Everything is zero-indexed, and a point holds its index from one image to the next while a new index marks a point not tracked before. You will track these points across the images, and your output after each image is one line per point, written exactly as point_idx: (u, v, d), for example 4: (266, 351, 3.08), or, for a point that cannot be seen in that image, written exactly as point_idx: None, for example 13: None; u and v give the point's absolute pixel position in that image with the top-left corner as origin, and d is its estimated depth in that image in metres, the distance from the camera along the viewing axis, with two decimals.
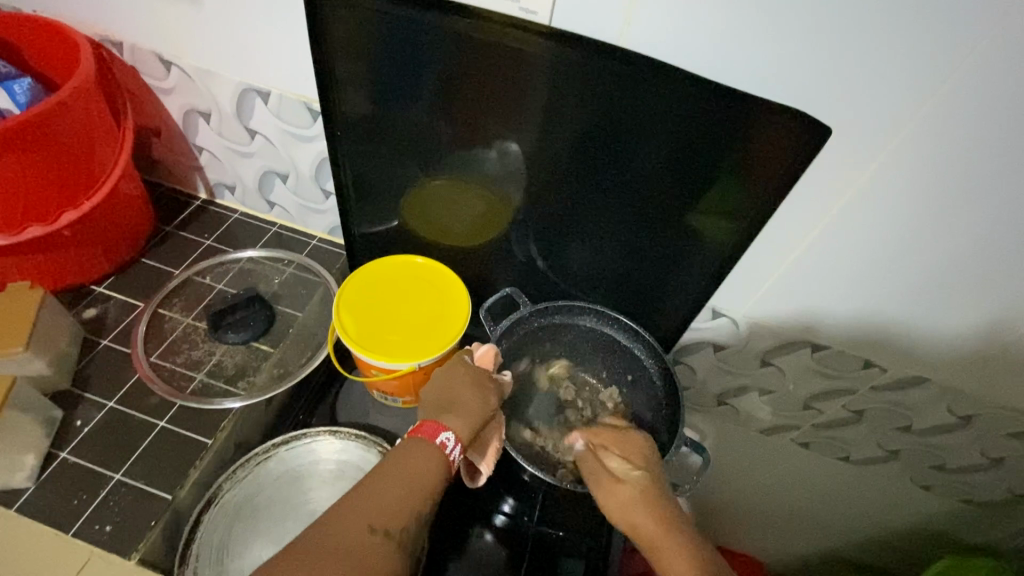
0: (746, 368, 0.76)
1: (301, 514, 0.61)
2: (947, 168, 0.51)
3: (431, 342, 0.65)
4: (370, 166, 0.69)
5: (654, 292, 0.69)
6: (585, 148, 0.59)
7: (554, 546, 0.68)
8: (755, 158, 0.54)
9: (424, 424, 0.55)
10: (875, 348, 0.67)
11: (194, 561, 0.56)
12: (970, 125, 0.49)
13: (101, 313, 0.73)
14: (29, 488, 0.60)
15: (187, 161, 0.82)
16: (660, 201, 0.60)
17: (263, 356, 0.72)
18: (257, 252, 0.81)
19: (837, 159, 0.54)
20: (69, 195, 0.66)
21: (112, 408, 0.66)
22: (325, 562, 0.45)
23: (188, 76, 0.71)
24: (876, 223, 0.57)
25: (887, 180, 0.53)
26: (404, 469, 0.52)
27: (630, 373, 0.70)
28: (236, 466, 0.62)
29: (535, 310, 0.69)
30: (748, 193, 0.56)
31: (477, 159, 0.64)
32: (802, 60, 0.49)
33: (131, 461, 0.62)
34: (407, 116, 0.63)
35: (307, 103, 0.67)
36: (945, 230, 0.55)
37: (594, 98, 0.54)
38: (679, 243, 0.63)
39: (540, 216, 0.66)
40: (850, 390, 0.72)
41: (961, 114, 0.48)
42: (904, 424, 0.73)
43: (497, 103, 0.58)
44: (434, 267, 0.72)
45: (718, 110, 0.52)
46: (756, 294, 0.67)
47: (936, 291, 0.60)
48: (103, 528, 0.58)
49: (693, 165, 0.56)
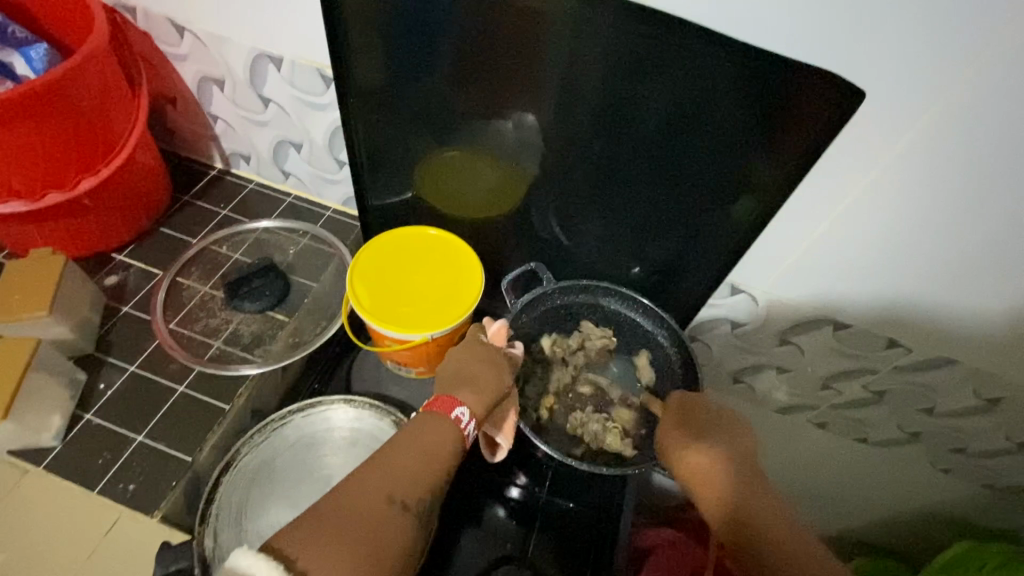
0: (764, 346, 0.74)
1: (317, 479, 0.62)
2: (983, 142, 0.49)
3: (444, 313, 0.65)
4: (384, 133, 0.67)
5: (671, 266, 0.68)
6: (606, 117, 0.57)
7: (564, 518, 0.69)
8: (783, 128, 0.51)
9: (438, 399, 0.54)
10: (902, 328, 0.64)
11: (213, 520, 0.58)
12: (1006, 93, 0.46)
13: (122, 281, 0.74)
14: (56, 447, 0.62)
15: (202, 130, 0.82)
16: (683, 170, 0.58)
17: (279, 325, 0.73)
18: (272, 222, 0.81)
19: (867, 128, 0.52)
20: (88, 161, 0.66)
21: (133, 372, 0.67)
22: (343, 526, 0.44)
23: (201, 42, 0.70)
24: (912, 197, 0.54)
25: (926, 149, 0.51)
26: (422, 443, 0.51)
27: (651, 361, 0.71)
28: (253, 431, 0.63)
29: (558, 287, 0.70)
30: (775, 166, 0.54)
31: (494, 133, 0.63)
32: (828, 21, 0.47)
33: (152, 424, 0.64)
34: (421, 85, 0.61)
35: (319, 68, 0.66)
36: (979, 207, 0.53)
37: (614, 63, 0.53)
38: (701, 215, 0.61)
39: (557, 187, 0.65)
40: (871, 370, 0.70)
41: (996, 85, 0.46)
42: (926, 406, 0.71)
43: (513, 68, 0.56)
44: (446, 238, 0.71)
45: (745, 77, 0.49)
46: (778, 270, 0.66)
47: (964, 272, 0.58)
48: (127, 486, 0.60)
49: (718, 131, 0.53)
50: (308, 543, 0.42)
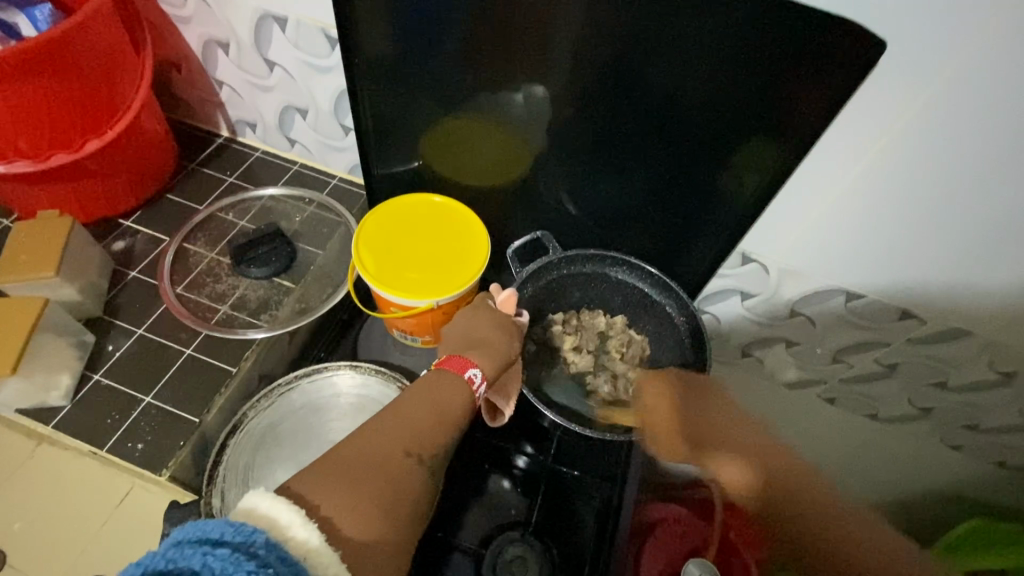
0: (774, 318, 0.73)
1: (323, 443, 0.62)
2: (1009, 100, 0.47)
3: (451, 279, 0.65)
4: (390, 96, 0.66)
5: (681, 234, 0.67)
6: (617, 76, 0.55)
7: (569, 486, 0.69)
8: (800, 86, 0.50)
9: (450, 358, 0.55)
10: (916, 299, 0.63)
11: (220, 481, 0.58)
12: None
13: (129, 246, 0.74)
14: (65, 406, 0.63)
15: (208, 96, 0.81)
16: (696, 133, 0.56)
17: (285, 291, 0.72)
18: (278, 190, 0.80)
19: (886, 87, 0.50)
20: (93, 123, 0.66)
21: (141, 335, 0.68)
22: (359, 473, 0.43)
23: (205, 3, 0.69)
24: (930, 161, 0.52)
25: (947, 110, 0.49)
26: (434, 399, 0.51)
27: (658, 332, 0.70)
28: (259, 396, 0.63)
29: (564, 258, 0.69)
30: (791, 127, 0.52)
31: (500, 101, 0.62)
32: None
33: (160, 386, 0.64)
34: (428, 46, 0.60)
35: (324, 29, 0.65)
36: (1001, 172, 0.51)
37: (627, 18, 0.51)
38: (714, 179, 0.59)
39: (566, 152, 0.64)
40: (884, 343, 0.69)
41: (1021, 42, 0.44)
42: (939, 380, 0.70)
43: (522, 26, 0.55)
44: (452, 205, 0.70)
45: (762, 32, 0.48)
46: (790, 239, 0.64)
47: (982, 241, 0.56)
48: (135, 445, 0.61)
49: (731, 90, 0.52)
50: (323, 485, 0.41)
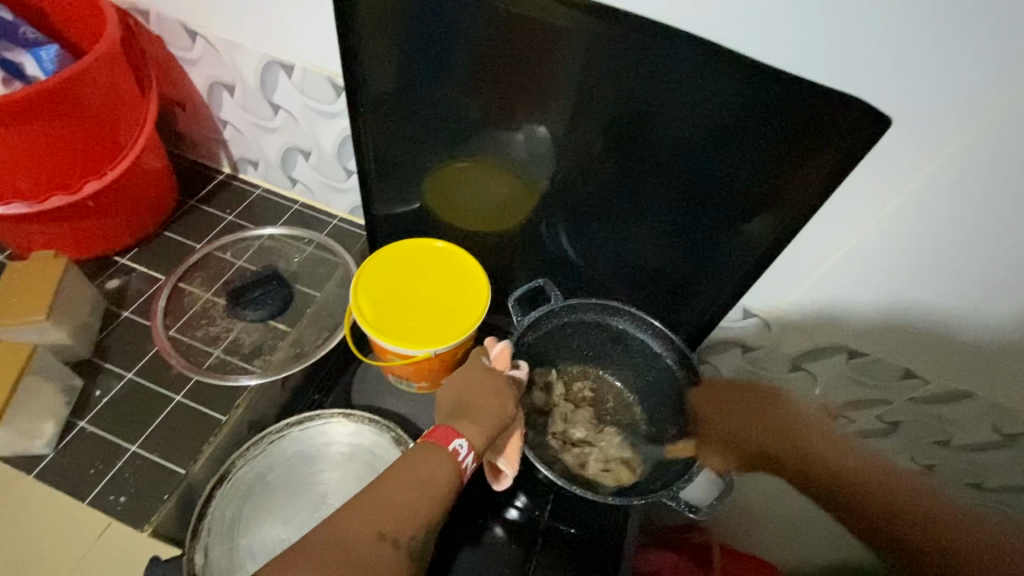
0: (775, 370, 0.72)
1: (312, 496, 0.61)
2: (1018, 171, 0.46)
3: (448, 329, 0.63)
4: (393, 143, 0.67)
5: (682, 287, 0.66)
6: (619, 135, 0.56)
7: (565, 543, 0.67)
8: (802, 154, 0.50)
9: (436, 429, 0.53)
10: (920, 359, 0.61)
11: (204, 536, 0.56)
12: None
13: (123, 285, 0.74)
14: (49, 455, 0.61)
15: (211, 134, 0.81)
16: (698, 190, 0.56)
17: (280, 335, 0.71)
18: (278, 230, 0.80)
19: (889, 158, 0.50)
20: (93, 164, 0.65)
21: (130, 379, 0.66)
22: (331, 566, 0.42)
23: (213, 47, 0.69)
24: (934, 228, 0.51)
25: (950, 181, 0.48)
26: (419, 475, 0.49)
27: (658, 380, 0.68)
28: (249, 445, 0.61)
29: (565, 305, 0.67)
30: (792, 192, 0.53)
31: (504, 143, 0.61)
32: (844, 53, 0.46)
33: (146, 433, 0.63)
34: (434, 98, 0.60)
35: (330, 77, 0.65)
36: (1006, 242, 0.50)
37: (629, 81, 0.51)
38: (716, 236, 0.59)
39: (567, 203, 0.64)
40: (886, 400, 0.67)
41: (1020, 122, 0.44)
42: (939, 437, 0.66)
43: (526, 87, 0.56)
44: (454, 251, 0.70)
45: (763, 100, 0.48)
46: (794, 295, 0.64)
47: (987, 309, 0.54)
48: (117, 498, 0.59)
49: (734, 152, 0.52)
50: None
